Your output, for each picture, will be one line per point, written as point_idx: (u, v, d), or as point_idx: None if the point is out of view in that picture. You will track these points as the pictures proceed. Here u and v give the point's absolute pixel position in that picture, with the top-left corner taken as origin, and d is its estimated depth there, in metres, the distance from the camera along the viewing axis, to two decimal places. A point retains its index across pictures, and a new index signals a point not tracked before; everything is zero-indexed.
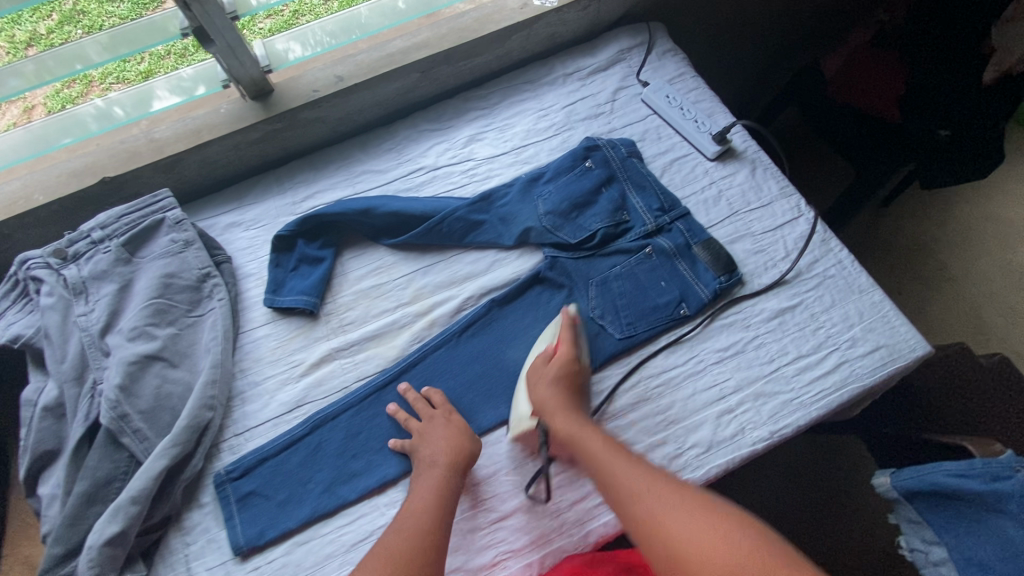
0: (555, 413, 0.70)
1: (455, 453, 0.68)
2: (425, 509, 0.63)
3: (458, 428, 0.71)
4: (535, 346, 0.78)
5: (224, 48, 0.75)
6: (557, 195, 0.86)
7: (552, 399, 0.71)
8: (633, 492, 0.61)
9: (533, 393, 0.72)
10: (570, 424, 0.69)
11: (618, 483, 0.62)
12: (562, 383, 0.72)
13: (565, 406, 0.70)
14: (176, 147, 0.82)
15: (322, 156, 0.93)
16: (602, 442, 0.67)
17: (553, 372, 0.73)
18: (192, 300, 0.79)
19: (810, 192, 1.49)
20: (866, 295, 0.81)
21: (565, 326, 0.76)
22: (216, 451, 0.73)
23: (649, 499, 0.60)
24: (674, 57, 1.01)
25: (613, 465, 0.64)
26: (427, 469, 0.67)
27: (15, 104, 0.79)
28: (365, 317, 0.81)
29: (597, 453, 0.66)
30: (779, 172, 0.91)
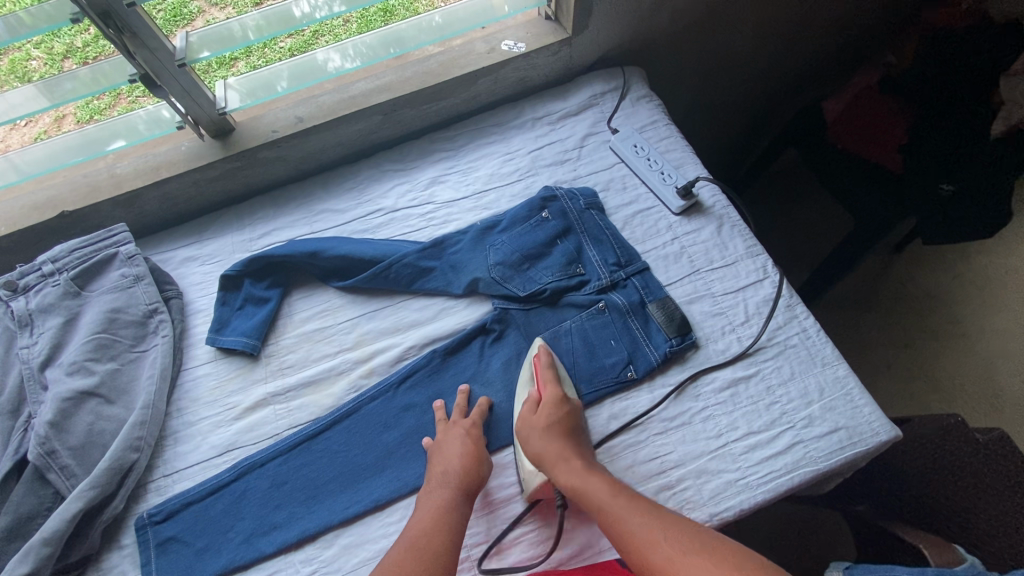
0: (555, 464, 0.65)
1: (469, 477, 0.67)
2: (431, 529, 0.62)
3: (473, 447, 0.69)
4: (521, 394, 0.74)
5: (178, 91, 0.77)
6: (509, 245, 0.84)
7: (548, 449, 0.66)
8: (653, 547, 0.57)
9: (529, 447, 0.68)
10: (571, 475, 0.64)
11: (634, 538, 0.58)
12: (552, 429, 0.68)
13: (566, 453, 0.65)
14: (134, 183, 0.83)
15: (284, 194, 0.93)
16: (610, 491, 0.62)
17: (540, 421, 0.68)
18: (136, 335, 0.80)
19: (790, 260, 1.45)
20: (830, 368, 0.76)
21: (543, 366, 0.73)
22: (142, 492, 0.73)
23: (668, 548, 0.56)
24: (648, 103, 0.98)
25: (627, 515, 0.60)
26: (437, 485, 0.66)
27: (48, 114, 0.83)
28: (305, 361, 0.81)
29: (608, 503, 0.61)
30: (747, 230, 0.86)
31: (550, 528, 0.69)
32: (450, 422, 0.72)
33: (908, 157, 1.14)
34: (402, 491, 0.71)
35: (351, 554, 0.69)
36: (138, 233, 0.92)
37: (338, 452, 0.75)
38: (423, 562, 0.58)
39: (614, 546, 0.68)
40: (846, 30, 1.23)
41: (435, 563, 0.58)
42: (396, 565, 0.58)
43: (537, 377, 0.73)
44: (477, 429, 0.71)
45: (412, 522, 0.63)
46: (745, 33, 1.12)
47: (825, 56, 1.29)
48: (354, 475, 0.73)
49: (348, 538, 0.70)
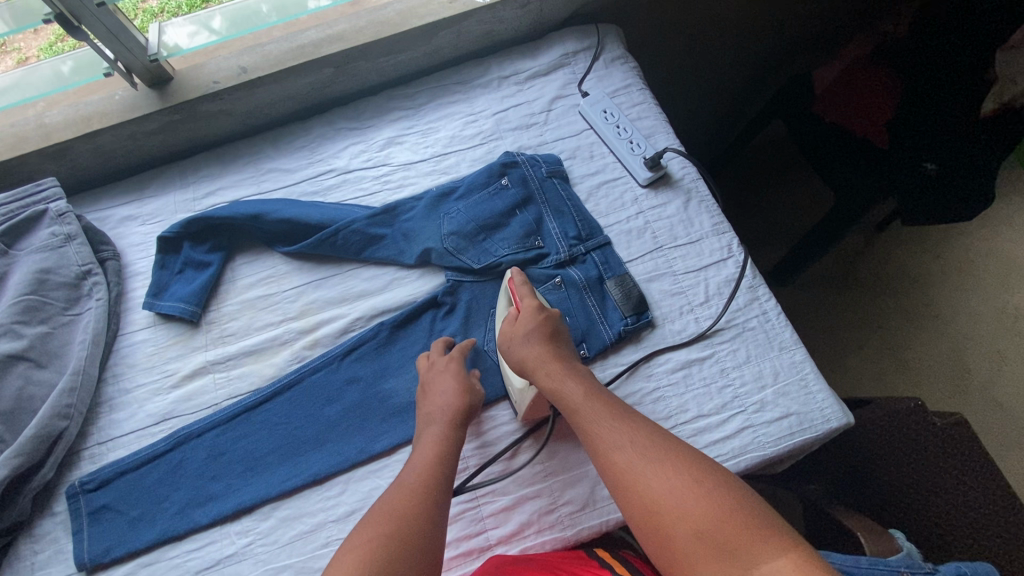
0: (538, 365, 0.66)
1: (462, 411, 0.66)
2: (428, 464, 0.61)
3: (463, 382, 0.67)
4: (500, 313, 0.74)
5: (104, 34, 0.70)
6: (465, 214, 0.80)
7: (530, 355, 0.66)
8: (616, 449, 0.58)
9: (509, 355, 0.69)
10: (552, 376, 0.65)
11: (599, 441, 0.59)
12: (534, 337, 0.68)
13: (546, 358, 0.66)
14: (63, 135, 0.77)
15: (230, 151, 0.88)
16: (583, 393, 0.63)
17: (523, 327, 0.69)
18: (69, 298, 0.76)
19: (764, 239, 1.43)
20: (787, 353, 0.74)
21: (518, 283, 0.72)
22: (75, 460, 0.71)
23: (631, 455, 0.57)
24: (623, 65, 0.92)
25: (596, 419, 0.61)
26: (428, 425, 0.65)
27: (8, 56, 0.74)
28: (247, 329, 0.77)
29: (579, 404, 0.62)
30: (715, 206, 0.83)
31: (491, 505, 0.68)
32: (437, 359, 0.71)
33: (897, 135, 1.10)
34: (343, 465, 0.70)
35: (288, 526, 0.68)
36: (74, 188, 0.86)
37: (279, 424, 0.72)
38: (419, 495, 0.58)
39: (554, 525, 0.67)
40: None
41: (429, 495, 0.58)
42: (394, 501, 0.57)
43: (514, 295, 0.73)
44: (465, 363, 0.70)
45: (409, 463, 0.62)
46: None
47: (818, 19, 1.21)
48: (294, 447, 0.71)
49: (286, 510, 0.68)
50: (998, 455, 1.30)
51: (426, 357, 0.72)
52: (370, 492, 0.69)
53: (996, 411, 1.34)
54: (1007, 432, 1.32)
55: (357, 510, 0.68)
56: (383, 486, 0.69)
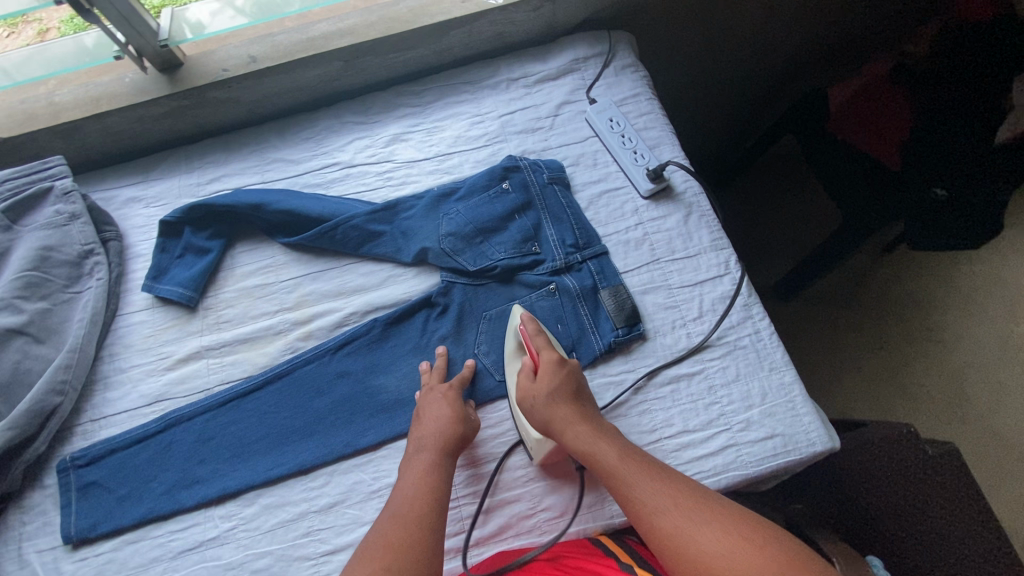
0: (564, 428, 0.63)
1: (450, 437, 0.66)
2: (417, 495, 0.60)
3: (454, 408, 0.68)
4: (513, 364, 0.72)
5: (115, 17, 0.71)
6: (464, 216, 0.80)
7: (555, 416, 0.64)
8: (660, 516, 0.56)
9: (532, 419, 0.66)
10: (581, 437, 0.63)
11: (640, 506, 0.57)
12: (558, 399, 0.65)
13: (575, 419, 0.64)
14: (72, 114, 0.79)
15: (237, 138, 0.88)
16: (618, 455, 0.61)
17: (542, 389, 0.66)
18: (70, 276, 0.77)
19: (769, 254, 1.43)
20: (776, 374, 0.74)
21: (531, 333, 0.70)
22: (68, 435, 0.72)
23: (675, 519, 0.55)
24: (633, 74, 0.91)
25: (634, 483, 0.59)
26: (416, 454, 0.65)
27: (30, 26, 0.75)
28: (242, 317, 0.78)
29: (615, 467, 0.61)
30: (716, 221, 0.82)
31: (471, 507, 0.68)
32: (428, 387, 0.71)
33: (908, 156, 1.09)
34: (328, 457, 0.70)
35: (270, 514, 0.69)
36: (82, 166, 0.87)
37: (268, 413, 0.73)
38: (411, 528, 0.57)
39: (532, 529, 0.68)
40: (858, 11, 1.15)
41: (421, 527, 0.57)
42: (386, 535, 0.56)
43: (527, 345, 0.70)
44: (454, 391, 0.70)
45: (397, 491, 0.62)
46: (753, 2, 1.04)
47: (834, 36, 1.20)
48: (281, 437, 0.72)
49: (269, 498, 0.70)
50: (990, 485, 1.29)
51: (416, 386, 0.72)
52: (353, 485, 0.70)
53: (992, 440, 1.33)
54: (1001, 462, 1.31)
55: (340, 503, 0.69)
56: (366, 481, 0.70)
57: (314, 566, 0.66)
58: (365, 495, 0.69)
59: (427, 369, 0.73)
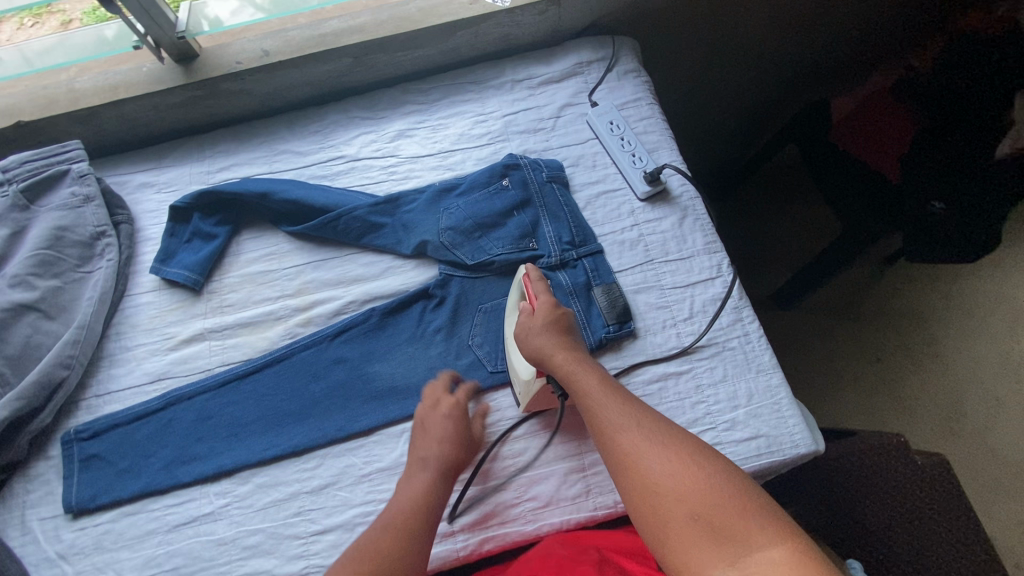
0: (552, 357, 0.66)
1: (454, 459, 0.66)
2: (413, 510, 0.60)
3: (460, 432, 0.68)
4: (513, 313, 0.75)
5: (137, 9, 0.74)
6: (463, 210, 0.82)
7: (546, 346, 0.67)
8: (622, 434, 0.59)
9: (525, 347, 0.69)
10: (567, 362, 0.66)
11: (605, 426, 0.60)
12: (551, 331, 0.69)
13: (563, 347, 0.67)
14: (91, 101, 0.82)
15: (247, 129, 0.91)
16: (597, 380, 0.64)
17: (538, 323, 0.69)
18: (82, 256, 0.80)
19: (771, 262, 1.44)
20: (763, 376, 0.75)
21: (534, 280, 0.73)
22: (73, 409, 0.75)
23: (635, 437, 0.58)
24: (635, 78, 0.93)
25: (605, 403, 0.62)
26: (416, 470, 0.64)
27: (54, 16, 0.80)
28: (245, 301, 0.81)
29: (591, 390, 0.63)
30: (710, 225, 0.84)
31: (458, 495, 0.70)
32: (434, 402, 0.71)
33: (909, 168, 1.09)
34: (322, 440, 0.73)
35: (263, 493, 0.71)
36: (98, 151, 0.91)
37: (265, 395, 0.76)
38: (402, 541, 0.57)
39: (517, 519, 0.69)
40: (864, 23, 1.16)
41: (410, 543, 0.57)
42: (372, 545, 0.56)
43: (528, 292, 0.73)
44: (460, 411, 0.70)
45: (393, 502, 0.61)
46: (758, 11, 1.05)
47: (840, 47, 1.21)
48: (277, 419, 0.74)
49: (263, 478, 0.72)
50: (985, 501, 1.29)
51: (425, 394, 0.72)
52: (344, 469, 0.72)
53: (988, 456, 1.33)
54: (997, 479, 1.30)
55: (331, 485, 0.71)
56: (358, 465, 0.72)
57: (303, 544, 0.68)
58: (356, 479, 0.71)
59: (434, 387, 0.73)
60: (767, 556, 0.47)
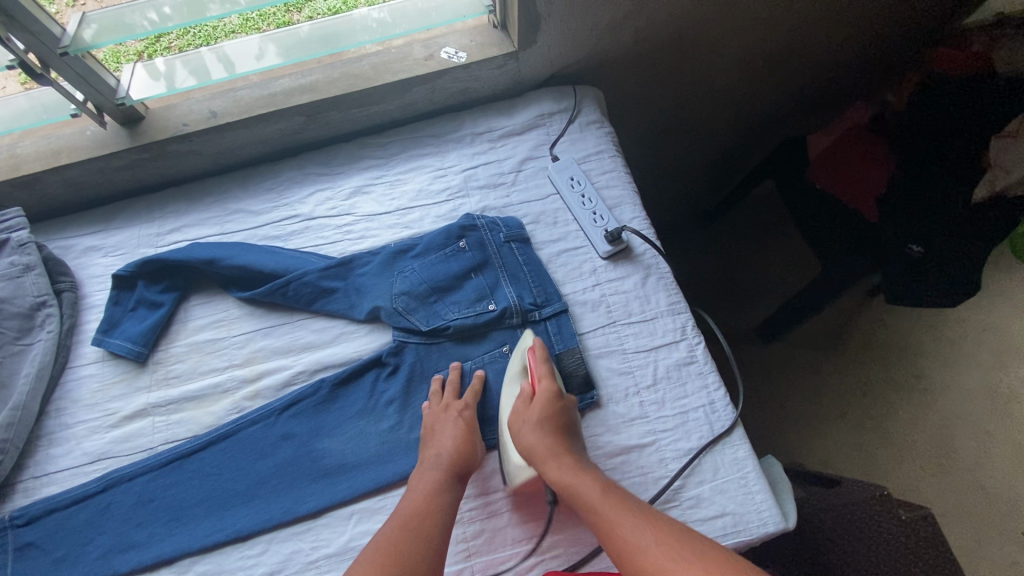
0: (546, 463, 0.64)
1: (462, 458, 0.67)
2: (424, 511, 0.62)
3: (463, 429, 0.69)
4: (511, 388, 0.73)
5: (72, 76, 0.71)
6: (419, 274, 0.79)
7: (538, 446, 0.65)
8: (637, 551, 0.56)
9: (519, 442, 0.67)
10: (563, 471, 0.63)
11: (622, 543, 0.57)
12: (544, 425, 0.66)
13: (556, 452, 0.64)
14: (32, 166, 0.79)
15: (199, 188, 0.89)
16: (599, 488, 0.61)
17: (535, 415, 0.67)
18: (21, 327, 0.77)
19: (752, 297, 1.42)
20: (730, 448, 0.72)
21: (539, 361, 0.71)
22: (9, 493, 0.71)
23: (655, 555, 0.55)
24: (598, 130, 0.91)
25: (614, 517, 0.59)
26: (426, 468, 0.67)
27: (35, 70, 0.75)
28: (191, 373, 0.78)
29: (596, 502, 0.60)
30: (674, 285, 0.81)
31: None
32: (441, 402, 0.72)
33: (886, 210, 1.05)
34: (266, 524, 0.69)
35: None
36: (44, 213, 0.88)
37: (210, 474, 0.72)
38: (415, 539, 0.60)
39: None
40: (837, 62, 1.15)
41: (425, 544, 0.60)
42: (388, 541, 0.60)
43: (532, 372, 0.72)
44: (469, 411, 0.71)
45: (407, 500, 0.64)
46: (726, 58, 1.03)
47: (815, 85, 1.19)
48: (222, 501, 0.71)
49: (205, 565, 0.68)
50: (976, 542, 1.22)
51: (435, 393, 0.74)
52: (290, 554, 0.68)
53: (979, 495, 1.27)
54: (990, 519, 1.24)
55: (276, 573, 0.67)
56: (305, 550, 0.68)
57: None
58: (302, 565, 0.68)
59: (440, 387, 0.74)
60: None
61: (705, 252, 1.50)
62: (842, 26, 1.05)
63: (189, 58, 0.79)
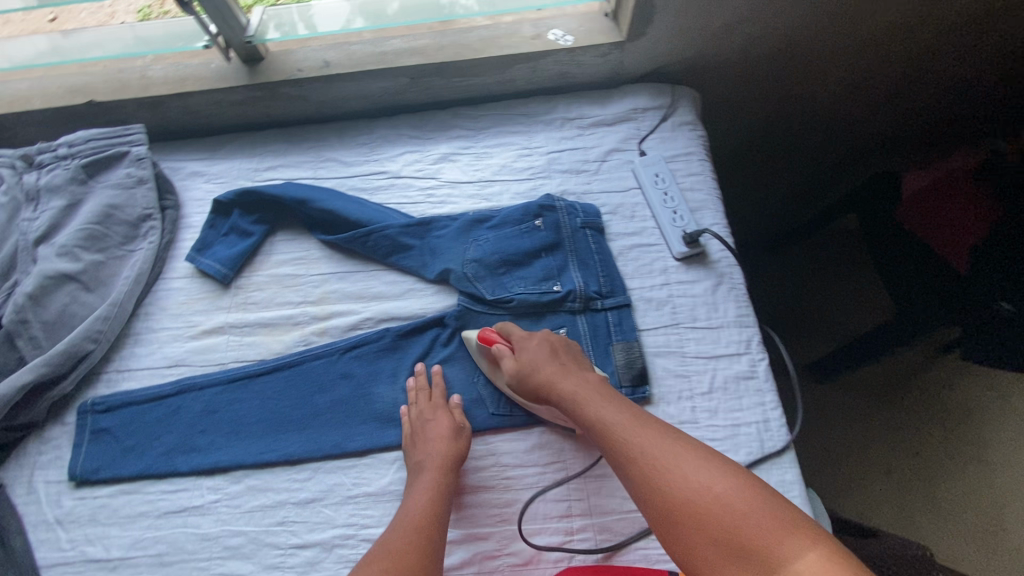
0: (556, 381, 0.66)
1: (447, 453, 0.68)
2: (419, 511, 0.63)
3: (449, 426, 0.70)
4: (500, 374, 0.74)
5: (211, 10, 0.76)
6: (492, 245, 0.81)
7: (550, 376, 0.67)
8: (615, 434, 0.60)
9: (529, 385, 0.68)
10: (562, 378, 0.66)
11: (604, 426, 0.61)
12: (549, 363, 0.68)
13: (562, 377, 0.66)
14: (160, 90, 0.86)
15: (301, 133, 0.93)
16: (587, 385, 0.65)
17: (536, 358, 0.69)
18: (127, 235, 0.84)
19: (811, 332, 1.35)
20: (777, 470, 0.70)
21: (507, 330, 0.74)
22: (94, 381, 0.78)
23: (629, 441, 0.58)
24: (690, 132, 0.90)
25: (595, 404, 0.63)
26: (418, 471, 0.67)
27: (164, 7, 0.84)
28: (268, 302, 0.82)
29: (580, 394, 0.64)
30: (745, 298, 0.80)
31: None
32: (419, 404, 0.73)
33: (978, 260, 0.97)
34: (315, 454, 0.73)
35: (253, 495, 0.72)
36: (159, 134, 0.95)
37: (271, 398, 0.77)
38: (414, 540, 0.60)
39: (494, 572, 0.66)
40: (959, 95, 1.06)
41: (424, 541, 0.60)
42: (388, 544, 0.59)
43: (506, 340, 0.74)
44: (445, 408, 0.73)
45: (403, 506, 0.64)
46: (831, 81, 1.01)
47: (926, 117, 1.11)
48: (278, 425, 0.75)
49: (254, 480, 0.72)
50: None
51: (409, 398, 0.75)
52: (332, 486, 0.72)
53: None
54: None
55: (318, 500, 0.71)
56: (347, 484, 0.72)
57: (281, 555, 0.68)
58: (343, 497, 0.71)
59: (415, 387, 0.76)
60: (803, 562, 0.46)
61: (768, 278, 1.42)
62: (959, 65, 0.99)
63: (279, 17, 0.85)
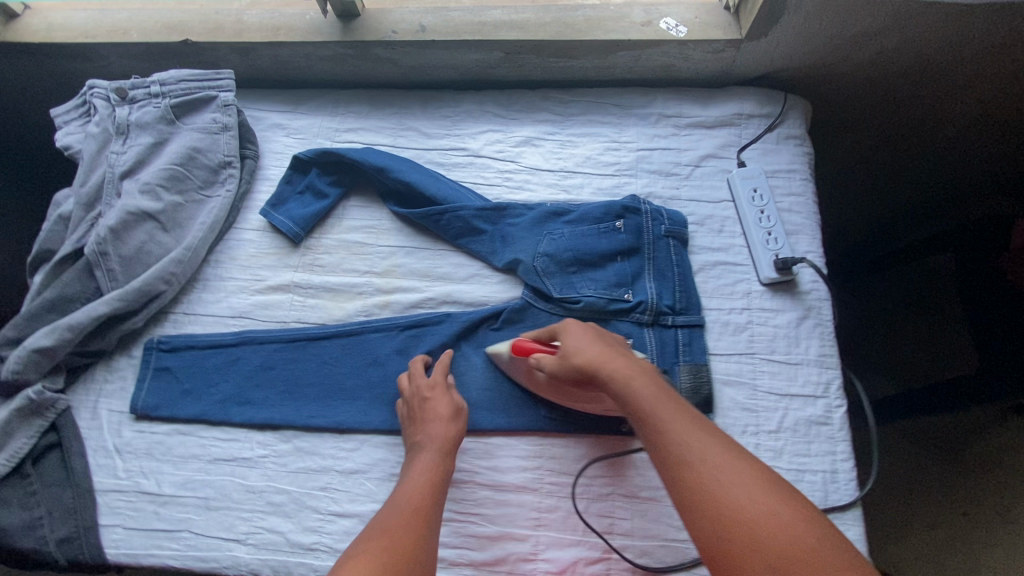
0: (604, 363, 0.58)
1: (447, 431, 0.66)
2: (420, 489, 0.60)
3: (449, 405, 0.68)
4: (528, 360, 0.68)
5: None
6: (567, 241, 0.78)
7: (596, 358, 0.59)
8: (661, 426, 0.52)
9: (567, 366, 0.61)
10: (607, 360, 0.59)
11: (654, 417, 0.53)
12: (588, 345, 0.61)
13: (610, 357, 0.59)
14: (253, 37, 0.85)
15: (385, 97, 0.91)
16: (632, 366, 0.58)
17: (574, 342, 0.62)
18: (207, 180, 0.84)
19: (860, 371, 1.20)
20: (838, 526, 0.66)
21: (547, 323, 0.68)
22: (161, 320, 0.80)
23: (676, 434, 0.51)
24: (797, 147, 0.83)
25: (638, 390, 0.55)
26: (421, 450, 0.65)
27: None
28: (334, 267, 0.82)
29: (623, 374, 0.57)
30: (831, 336, 0.74)
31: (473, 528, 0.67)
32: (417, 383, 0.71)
33: None
34: (364, 427, 0.73)
35: (299, 456, 0.72)
36: (246, 80, 0.95)
37: (326, 364, 0.77)
38: (414, 517, 0.57)
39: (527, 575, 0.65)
40: None
41: (423, 520, 0.57)
42: (386, 521, 0.56)
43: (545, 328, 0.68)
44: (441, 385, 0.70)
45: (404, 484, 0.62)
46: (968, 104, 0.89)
47: None
48: (331, 391, 0.75)
49: (302, 442, 0.73)
50: None
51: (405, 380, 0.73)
52: (377, 460, 0.72)
53: None
54: None
55: (361, 472, 0.71)
56: (391, 461, 0.72)
57: (320, 520, 0.69)
58: (386, 475, 0.71)
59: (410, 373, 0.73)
60: None
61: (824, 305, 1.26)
62: None
63: None
